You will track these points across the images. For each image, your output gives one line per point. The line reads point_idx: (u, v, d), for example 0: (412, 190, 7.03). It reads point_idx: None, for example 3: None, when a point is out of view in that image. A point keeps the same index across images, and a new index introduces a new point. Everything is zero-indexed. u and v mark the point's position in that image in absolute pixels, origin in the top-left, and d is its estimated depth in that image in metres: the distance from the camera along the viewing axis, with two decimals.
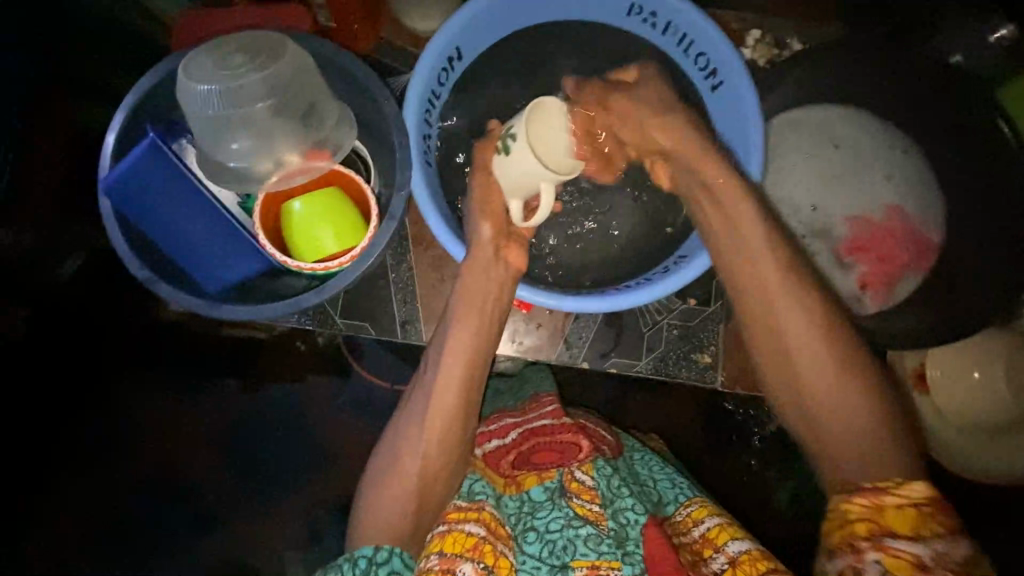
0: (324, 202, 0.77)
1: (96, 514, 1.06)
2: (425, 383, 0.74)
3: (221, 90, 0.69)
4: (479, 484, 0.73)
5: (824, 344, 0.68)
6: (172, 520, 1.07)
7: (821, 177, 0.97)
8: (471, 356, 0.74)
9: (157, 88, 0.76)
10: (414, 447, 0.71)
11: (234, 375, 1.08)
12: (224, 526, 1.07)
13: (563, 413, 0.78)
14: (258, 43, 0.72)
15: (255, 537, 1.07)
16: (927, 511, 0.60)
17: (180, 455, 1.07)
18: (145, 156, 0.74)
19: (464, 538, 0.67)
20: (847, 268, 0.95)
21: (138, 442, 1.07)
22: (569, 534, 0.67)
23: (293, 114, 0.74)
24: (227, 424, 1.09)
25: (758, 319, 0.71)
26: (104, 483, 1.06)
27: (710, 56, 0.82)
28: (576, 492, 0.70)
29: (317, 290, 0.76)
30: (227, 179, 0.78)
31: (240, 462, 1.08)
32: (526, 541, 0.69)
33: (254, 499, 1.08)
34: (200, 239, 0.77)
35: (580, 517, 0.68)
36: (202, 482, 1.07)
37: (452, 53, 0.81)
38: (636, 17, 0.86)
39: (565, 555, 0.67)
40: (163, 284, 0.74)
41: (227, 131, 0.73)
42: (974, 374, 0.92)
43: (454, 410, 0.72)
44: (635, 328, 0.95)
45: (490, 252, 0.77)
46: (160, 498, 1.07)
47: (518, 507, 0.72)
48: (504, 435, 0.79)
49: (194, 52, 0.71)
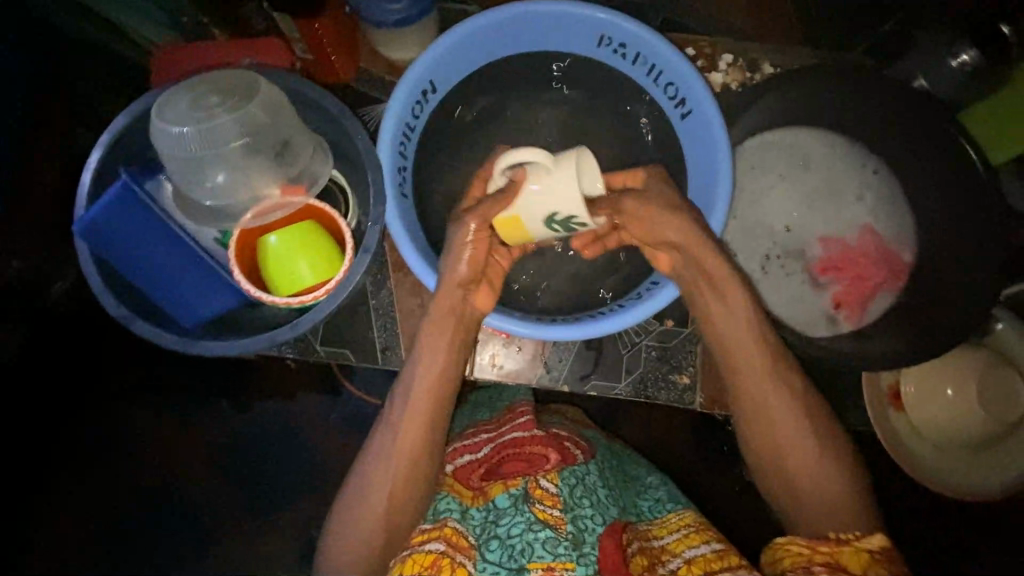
0: (300, 235, 0.77)
1: (94, 512, 1.10)
2: (397, 411, 0.75)
3: (196, 131, 0.71)
4: (444, 502, 0.74)
5: (766, 369, 0.75)
6: (172, 522, 1.11)
7: (793, 196, 0.98)
8: (441, 387, 0.76)
9: (131, 128, 0.78)
10: (381, 474, 0.72)
11: (229, 395, 1.11)
12: (223, 522, 1.11)
13: (533, 424, 0.79)
14: (231, 85, 0.73)
15: (260, 539, 1.11)
16: (877, 557, 0.63)
17: (180, 455, 1.11)
18: (116, 198, 0.74)
19: (423, 557, 0.67)
20: (822, 288, 0.97)
21: (137, 445, 1.11)
22: (528, 537, 0.66)
23: (266, 152, 0.75)
24: (229, 434, 1.11)
25: (726, 340, 0.77)
26: (105, 482, 1.10)
27: (678, 86, 0.84)
28: (539, 497, 0.70)
29: (293, 324, 0.77)
30: (205, 217, 0.79)
31: (240, 466, 1.11)
32: (489, 549, 0.67)
33: (256, 504, 1.11)
34: (175, 276, 0.78)
35: (541, 521, 0.67)
36: (206, 481, 1.11)
37: (425, 86, 0.83)
38: (606, 48, 0.87)
39: (522, 557, 0.65)
40: (140, 321, 0.75)
41: (204, 169, 0.74)
42: (949, 393, 0.92)
43: (422, 437, 0.73)
44: (615, 351, 0.96)
45: (457, 295, 0.77)
46: (161, 498, 1.11)
47: (483, 518, 0.71)
48: (476, 449, 0.80)
49: (170, 93, 0.73)
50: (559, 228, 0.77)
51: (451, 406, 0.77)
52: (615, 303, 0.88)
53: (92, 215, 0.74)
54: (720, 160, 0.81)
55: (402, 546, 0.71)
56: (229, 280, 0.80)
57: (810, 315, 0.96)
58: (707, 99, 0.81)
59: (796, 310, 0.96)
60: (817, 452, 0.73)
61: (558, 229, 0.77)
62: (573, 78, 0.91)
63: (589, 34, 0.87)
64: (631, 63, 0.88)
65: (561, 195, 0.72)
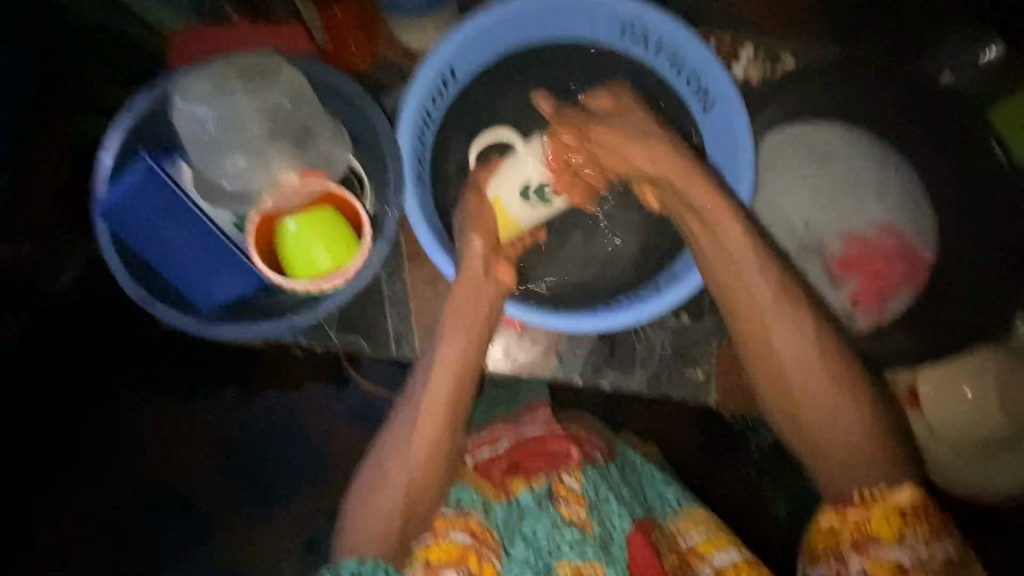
0: (319, 220, 0.76)
1: (93, 513, 1.04)
2: (414, 397, 0.75)
3: (219, 115, 0.76)
4: (468, 494, 0.73)
5: (816, 356, 0.68)
6: (170, 527, 1.03)
7: (815, 191, 0.97)
8: (460, 377, 0.75)
9: (151, 109, 0.77)
10: (398, 461, 0.72)
11: (237, 381, 1.06)
12: (224, 527, 1.03)
13: (555, 423, 0.81)
14: (253, 72, 0.76)
15: (257, 549, 1.01)
16: (912, 514, 0.60)
17: (180, 456, 1.05)
18: (139, 178, 0.74)
19: (450, 547, 0.67)
20: (840, 284, 0.95)
21: (138, 445, 1.05)
22: (554, 538, 0.68)
23: (285, 138, 0.78)
24: (234, 423, 1.06)
25: (748, 313, 0.71)
26: (105, 483, 1.04)
27: (701, 77, 0.83)
28: (563, 496, 0.71)
29: (310, 309, 0.78)
30: (224, 200, 0.78)
31: (240, 465, 1.05)
32: (513, 543, 0.68)
33: (258, 497, 1.04)
34: (193, 259, 0.77)
35: (567, 522, 0.69)
36: (205, 484, 1.04)
37: (446, 73, 0.82)
38: (627, 37, 0.87)
39: (549, 557, 0.67)
40: (159, 304, 0.75)
41: (221, 151, 0.77)
42: (967, 394, 0.89)
43: (441, 425, 0.73)
44: (629, 346, 0.96)
45: (480, 265, 0.78)
46: (159, 498, 1.04)
47: (507, 514, 0.70)
48: (494, 445, 0.80)
49: (196, 77, 0.76)
50: (535, 202, 0.82)
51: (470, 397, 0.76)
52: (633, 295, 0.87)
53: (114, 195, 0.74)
54: (742, 156, 0.81)
55: (424, 532, 0.70)
56: (246, 264, 0.79)
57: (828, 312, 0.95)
58: (731, 90, 0.80)
59: None
60: (857, 430, 0.66)
61: (539, 201, 0.82)
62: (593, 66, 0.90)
63: (611, 22, 0.86)
64: (653, 53, 0.87)
65: (526, 166, 0.79)
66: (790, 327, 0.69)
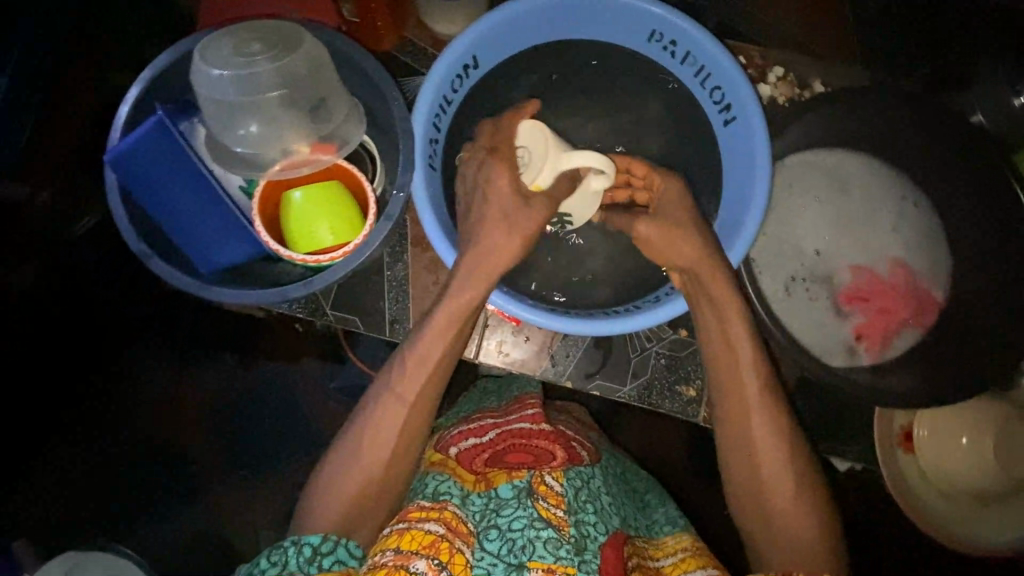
0: (323, 192, 0.75)
1: (105, 471, 1.19)
2: (396, 382, 0.75)
3: (234, 76, 0.70)
4: (445, 484, 0.75)
5: (772, 430, 0.76)
6: (175, 487, 1.21)
7: (828, 220, 0.96)
8: (437, 364, 0.76)
9: (172, 66, 0.78)
10: (371, 439, 0.73)
11: (236, 352, 1.22)
12: (223, 486, 1.22)
13: (543, 418, 0.80)
14: (275, 34, 0.72)
15: (260, 498, 1.22)
16: None
17: (188, 424, 1.22)
18: (151, 132, 0.74)
19: (423, 536, 0.67)
20: (845, 317, 0.93)
21: (147, 416, 1.21)
22: (530, 535, 0.66)
23: (302, 107, 0.74)
24: (236, 391, 1.23)
25: (733, 393, 0.78)
26: (113, 447, 1.20)
27: (725, 90, 0.82)
28: (543, 494, 0.70)
29: (305, 282, 0.75)
30: (234, 164, 0.77)
31: (246, 439, 1.23)
32: (488, 538, 0.68)
33: (260, 464, 1.22)
34: (196, 219, 0.77)
35: (544, 519, 0.67)
36: (205, 450, 1.22)
37: (467, 60, 0.81)
38: (656, 44, 0.85)
39: (522, 554, 0.65)
40: (158, 259, 0.73)
41: (232, 117, 0.73)
42: (963, 442, 0.91)
43: (416, 408, 0.75)
44: (623, 354, 0.94)
45: (470, 269, 0.75)
46: (169, 463, 1.21)
47: (484, 505, 0.72)
48: (481, 435, 0.81)
49: (215, 34, 0.72)
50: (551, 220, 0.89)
51: (446, 380, 0.77)
52: (634, 304, 0.86)
53: (125, 146, 0.73)
54: (759, 175, 0.79)
55: (399, 519, 0.70)
56: (249, 228, 0.78)
57: (831, 343, 0.92)
58: (755, 114, 0.79)
59: (817, 335, 0.92)
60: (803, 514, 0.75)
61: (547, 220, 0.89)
62: (613, 71, 0.90)
63: (640, 27, 0.85)
64: (679, 62, 0.86)
65: (586, 205, 0.86)
66: (766, 415, 0.76)
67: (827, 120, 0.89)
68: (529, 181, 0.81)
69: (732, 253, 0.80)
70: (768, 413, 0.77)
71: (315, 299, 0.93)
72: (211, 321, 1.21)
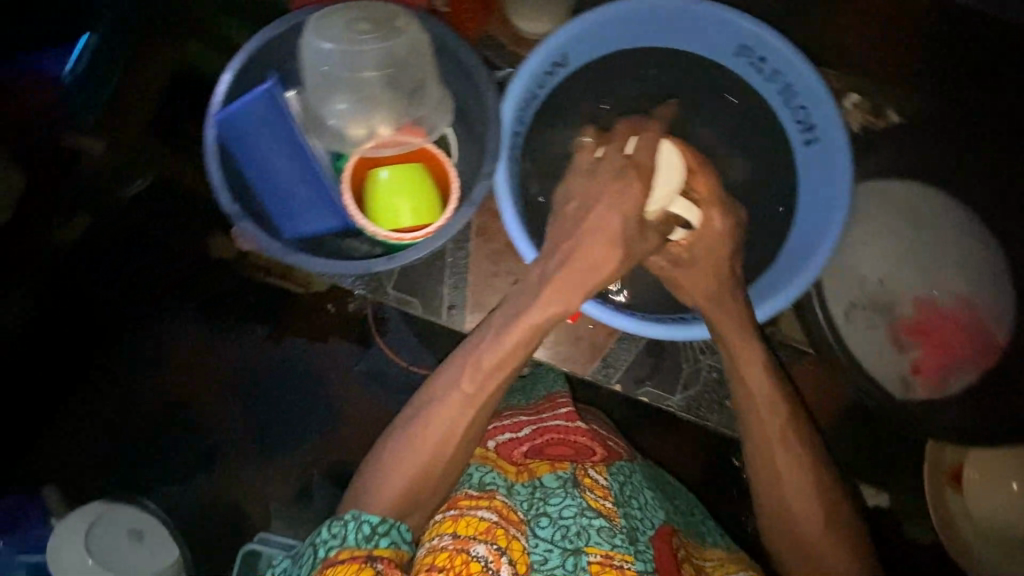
0: (412, 176, 0.77)
1: (113, 444, 1.26)
2: (455, 372, 0.77)
3: (341, 51, 0.74)
4: (490, 476, 0.77)
5: (804, 456, 0.81)
6: (180, 462, 1.27)
7: (893, 251, 0.95)
8: (505, 361, 0.76)
9: (278, 40, 0.77)
10: (440, 419, 0.75)
11: (265, 327, 1.26)
12: (221, 468, 1.27)
13: (577, 416, 0.85)
14: (385, 16, 0.75)
15: (261, 477, 1.28)
16: None
17: (198, 405, 1.27)
18: (261, 99, 0.75)
19: (477, 522, 0.69)
20: (904, 349, 0.93)
21: (156, 404, 1.26)
22: (582, 522, 0.71)
23: (399, 89, 0.77)
24: (249, 372, 1.27)
25: (768, 416, 0.82)
26: (118, 423, 1.26)
27: (810, 110, 0.83)
28: (589, 486, 0.76)
29: (388, 258, 0.75)
30: (326, 135, 0.80)
31: (259, 418, 1.28)
32: (539, 525, 0.71)
33: (271, 445, 1.28)
34: (290, 187, 0.79)
35: (594, 509, 0.73)
36: (214, 428, 1.28)
37: (557, 58, 0.82)
38: (743, 58, 0.86)
39: (578, 539, 0.69)
40: (249, 222, 0.74)
41: (333, 91, 0.77)
42: (1013, 485, 0.91)
43: (482, 404, 0.76)
44: (675, 362, 0.95)
45: (539, 271, 0.78)
46: (173, 440, 1.27)
47: (530, 494, 0.75)
48: (516, 429, 0.84)
49: (330, 9, 0.75)
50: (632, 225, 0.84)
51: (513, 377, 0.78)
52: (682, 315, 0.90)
53: (234, 109, 0.74)
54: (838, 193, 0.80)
55: (451, 506, 0.72)
56: (337, 202, 0.80)
57: (884, 372, 0.92)
58: (840, 138, 0.79)
59: (872, 363, 0.93)
60: (832, 541, 0.80)
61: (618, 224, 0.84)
62: (685, 78, 0.90)
63: (729, 42, 0.85)
64: (765, 79, 0.86)
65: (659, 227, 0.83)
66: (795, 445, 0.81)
67: (893, 151, 0.93)
68: (650, 210, 0.81)
69: (800, 274, 0.80)
70: (803, 439, 0.82)
71: (377, 277, 0.95)
72: (226, 304, 1.24)
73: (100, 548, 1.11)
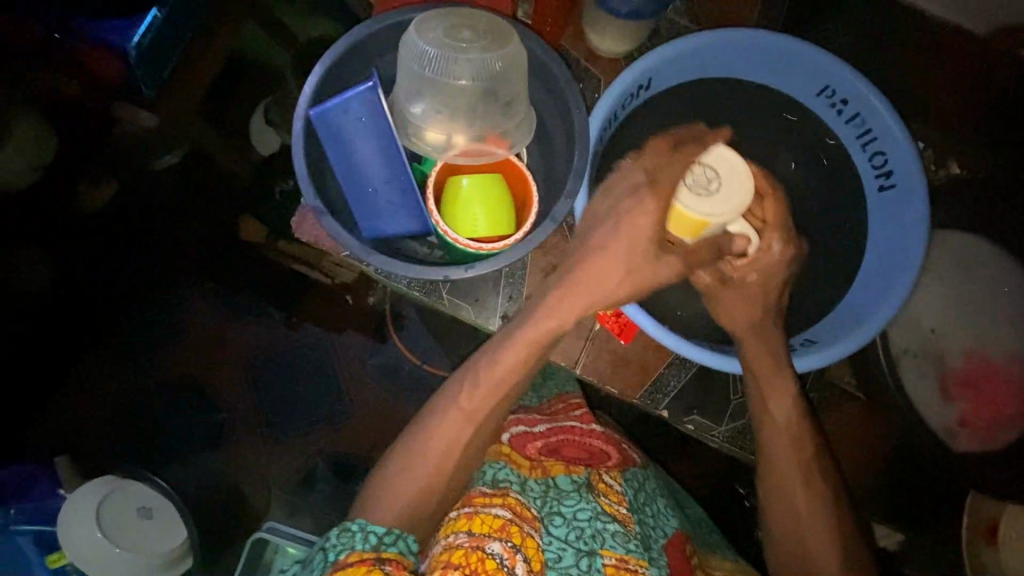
0: (490, 185, 0.78)
1: (120, 422, 1.36)
2: (471, 377, 0.79)
3: (440, 54, 0.73)
4: (503, 472, 0.78)
5: (833, 496, 0.84)
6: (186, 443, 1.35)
7: (948, 302, 0.95)
8: (513, 364, 0.78)
9: (374, 37, 0.77)
10: (444, 428, 0.76)
11: (286, 311, 1.39)
12: (229, 447, 1.37)
13: (591, 419, 0.90)
14: (488, 27, 0.74)
15: (265, 457, 1.38)
16: None
17: (213, 385, 1.39)
18: (361, 100, 0.74)
19: (492, 520, 0.70)
20: (950, 400, 0.94)
21: (167, 386, 1.37)
22: (597, 526, 0.76)
23: (491, 100, 0.77)
24: (261, 354, 1.39)
25: (804, 453, 0.83)
26: (129, 402, 1.36)
27: (888, 156, 0.83)
28: (604, 491, 0.81)
29: (466, 266, 0.75)
30: (411, 135, 0.80)
31: (268, 401, 1.39)
32: (554, 524, 0.76)
33: (280, 429, 1.39)
34: (378, 185, 0.78)
35: (609, 514, 0.78)
36: (225, 408, 1.38)
37: (642, 81, 0.82)
38: (824, 99, 0.87)
39: (594, 542, 0.75)
40: (331, 218, 0.73)
41: (425, 93, 0.77)
42: None
43: (479, 423, 0.77)
44: (723, 392, 0.94)
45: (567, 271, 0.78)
46: (182, 420, 1.37)
47: (543, 492, 0.78)
48: (531, 425, 0.87)
49: (433, 12, 0.74)
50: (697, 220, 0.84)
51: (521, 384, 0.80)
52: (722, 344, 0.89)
53: (331, 106, 0.74)
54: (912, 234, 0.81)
55: (464, 504, 0.72)
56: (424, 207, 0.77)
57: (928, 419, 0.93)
58: (918, 189, 0.80)
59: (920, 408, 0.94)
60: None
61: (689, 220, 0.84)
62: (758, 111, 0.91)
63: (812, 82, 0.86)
64: (844, 121, 0.87)
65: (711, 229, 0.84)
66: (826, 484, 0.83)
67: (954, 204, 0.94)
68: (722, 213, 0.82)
69: (866, 325, 0.80)
70: (831, 479, 0.84)
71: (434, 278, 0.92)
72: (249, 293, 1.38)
73: (111, 523, 1.16)
